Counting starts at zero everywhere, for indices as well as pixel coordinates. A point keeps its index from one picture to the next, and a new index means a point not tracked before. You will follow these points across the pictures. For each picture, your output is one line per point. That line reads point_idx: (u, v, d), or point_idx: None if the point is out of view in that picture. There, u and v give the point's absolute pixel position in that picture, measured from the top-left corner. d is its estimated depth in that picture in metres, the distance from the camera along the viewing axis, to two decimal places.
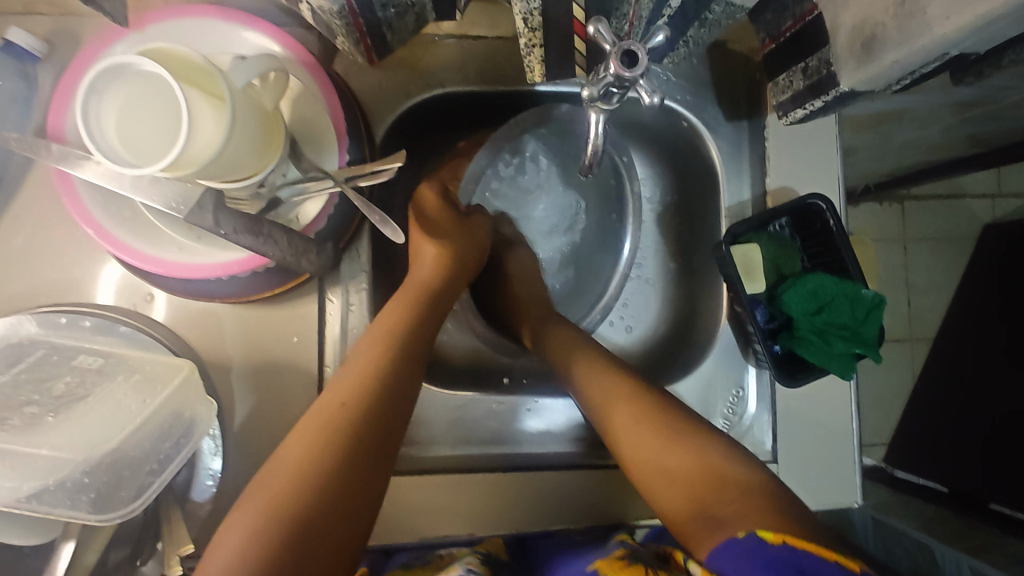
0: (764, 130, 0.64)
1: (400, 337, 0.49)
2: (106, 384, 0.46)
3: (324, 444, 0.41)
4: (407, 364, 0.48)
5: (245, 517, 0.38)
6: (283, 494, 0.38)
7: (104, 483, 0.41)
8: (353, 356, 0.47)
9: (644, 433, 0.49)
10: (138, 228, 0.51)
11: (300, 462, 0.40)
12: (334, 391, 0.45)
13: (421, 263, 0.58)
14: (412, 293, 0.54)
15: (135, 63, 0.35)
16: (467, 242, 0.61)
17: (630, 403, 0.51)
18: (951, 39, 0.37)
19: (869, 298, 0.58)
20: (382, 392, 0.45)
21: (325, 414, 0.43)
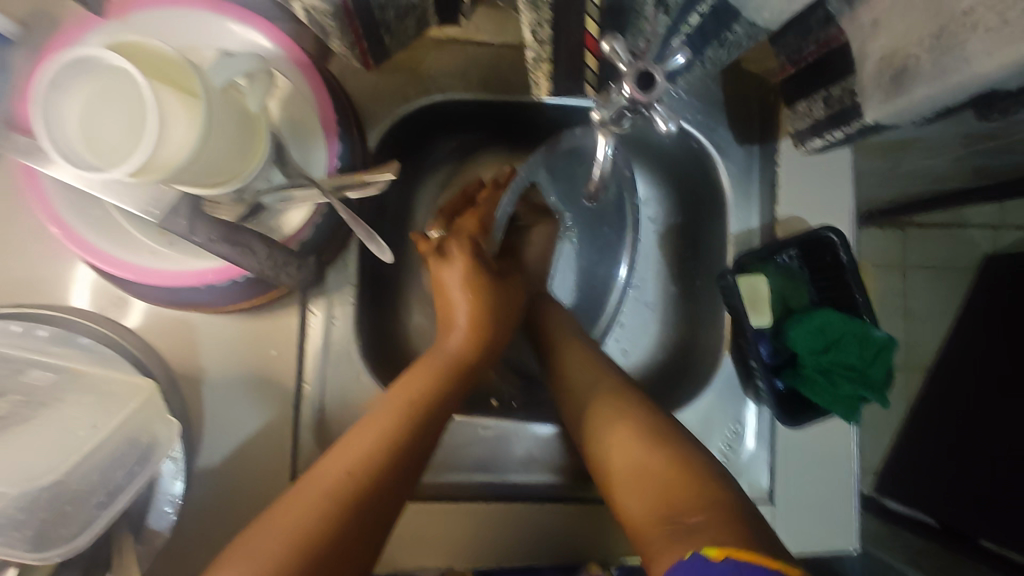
0: (776, 155, 0.62)
1: (422, 411, 0.46)
2: (57, 403, 0.42)
3: (321, 513, 0.39)
4: (426, 436, 0.46)
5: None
6: (268, 564, 0.36)
7: (43, 519, 0.37)
8: (370, 418, 0.45)
9: (639, 471, 0.47)
10: (110, 231, 0.48)
11: (293, 532, 0.38)
12: (344, 454, 0.43)
13: (454, 328, 0.54)
14: (440, 363, 0.51)
15: (102, 55, 0.32)
16: (506, 306, 0.57)
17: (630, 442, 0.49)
18: (993, 78, 0.35)
19: (880, 340, 0.55)
20: (392, 470, 0.43)
21: (329, 481, 0.41)
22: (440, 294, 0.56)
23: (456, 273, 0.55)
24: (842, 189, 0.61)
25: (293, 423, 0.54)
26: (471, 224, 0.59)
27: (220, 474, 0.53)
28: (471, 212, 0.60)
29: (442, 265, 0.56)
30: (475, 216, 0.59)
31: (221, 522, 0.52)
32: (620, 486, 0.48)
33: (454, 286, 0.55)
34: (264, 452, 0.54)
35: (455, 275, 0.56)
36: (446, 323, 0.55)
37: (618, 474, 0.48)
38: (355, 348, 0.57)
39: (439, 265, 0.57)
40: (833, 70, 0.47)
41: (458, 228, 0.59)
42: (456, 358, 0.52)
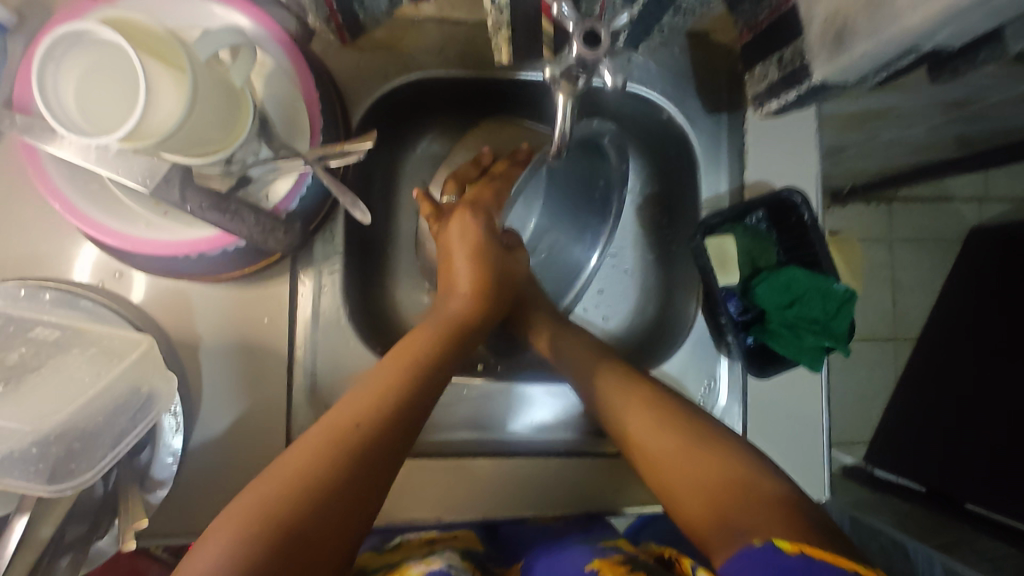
0: (743, 123, 0.64)
1: (423, 367, 0.49)
2: (60, 356, 0.46)
3: (330, 457, 0.41)
4: (428, 393, 0.48)
5: (239, 519, 0.38)
6: (278, 508, 0.38)
7: (58, 456, 0.41)
8: (373, 377, 0.48)
9: (687, 471, 0.47)
10: (108, 203, 0.50)
11: (304, 470, 0.40)
12: (348, 409, 0.45)
13: (453, 295, 0.56)
14: (439, 326, 0.54)
15: (92, 31, 0.35)
16: (507, 275, 0.59)
17: (670, 438, 0.49)
18: (920, 31, 0.37)
19: (840, 293, 0.58)
20: (397, 420, 0.45)
21: (338, 430, 0.43)
22: (447, 255, 0.60)
23: (465, 242, 0.58)
24: (809, 152, 0.63)
25: (286, 387, 0.57)
26: (486, 197, 0.61)
27: (218, 436, 0.56)
28: (483, 184, 0.63)
29: (453, 229, 0.60)
30: (489, 187, 0.62)
31: (221, 483, 0.55)
32: (664, 475, 0.48)
33: (461, 260, 0.58)
34: (260, 415, 0.57)
35: (462, 246, 0.59)
36: (449, 287, 0.58)
37: (665, 464, 0.48)
38: (344, 316, 0.60)
39: (450, 227, 0.60)
40: (785, 33, 0.49)
41: (471, 198, 0.62)
42: (454, 322, 0.54)
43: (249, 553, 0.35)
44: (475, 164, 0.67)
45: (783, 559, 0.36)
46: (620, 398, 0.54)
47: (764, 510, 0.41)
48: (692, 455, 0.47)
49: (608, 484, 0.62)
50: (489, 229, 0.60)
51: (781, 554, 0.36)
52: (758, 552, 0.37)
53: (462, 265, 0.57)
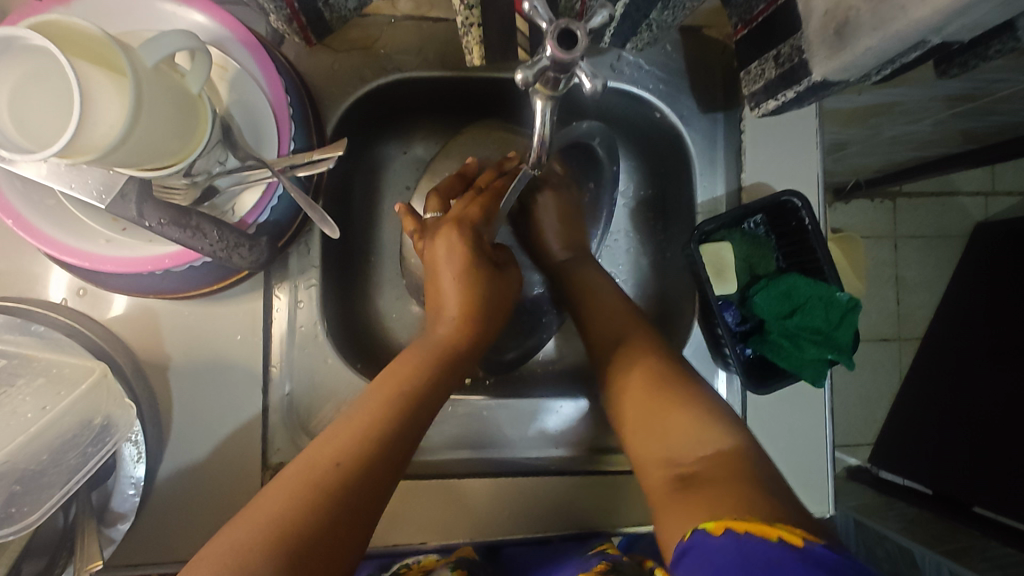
0: (740, 122, 0.61)
1: (410, 398, 0.45)
2: (7, 387, 0.43)
3: (307, 500, 0.38)
4: (414, 428, 0.45)
5: (209, 570, 0.35)
6: (254, 555, 0.35)
7: (2, 496, 0.40)
8: (354, 409, 0.44)
9: (657, 439, 0.49)
10: (64, 219, 0.47)
11: (280, 516, 0.37)
12: (329, 447, 0.42)
13: (440, 320, 0.52)
14: (427, 354, 0.50)
15: (21, 37, 0.32)
16: (499, 297, 0.55)
17: (661, 414, 0.50)
18: (929, 24, 0.34)
19: (844, 302, 0.55)
20: (381, 458, 0.42)
21: (316, 471, 0.40)
22: (433, 275, 0.54)
23: (451, 262, 0.53)
24: (809, 154, 0.60)
25: (262, 408, 0.54)
26: (473, 213, 0.56)
27: (190, 461, 0.53)
28: (472, 198, 0.57)
29: (438, 248, 0.54)
30: (476, 204, 0.56)
31: (194, 510, 0.52)
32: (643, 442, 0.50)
33: (447, 278, 0.52)
34: (234, 439, 0.54)
35: (449, 267, 0.53)
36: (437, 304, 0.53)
37: (653, 439, 0.49)
38: (322, 331, 0.57)
39: (437, 245, 0.54)
40: (782, 27, 0.46)
41: (458, 214, 0.55)
42: (443, 348, 0.50)
43: None
44: (461, 177, 0.62)
45: (716, 541, 0.36)
46: (617, 363, 0.56)
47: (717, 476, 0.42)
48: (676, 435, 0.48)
49: (605, 501, 0.59)
50: (476, 243, 0.54)
51: (711, 539, 0.36)
52: (691, 543, 0.37)
53: (452, 285, 0.52)
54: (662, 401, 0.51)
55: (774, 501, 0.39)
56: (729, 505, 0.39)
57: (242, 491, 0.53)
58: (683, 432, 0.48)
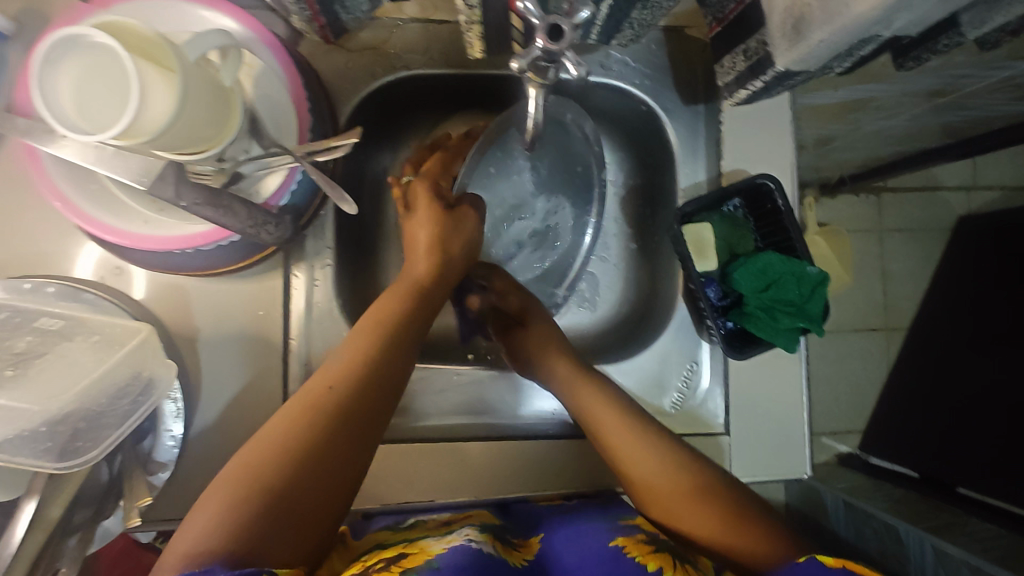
0: (718, 114, 0.66)
1: (389, 329, 0.50)
2: (64, 344, 0.47)
3: (308, 423, 0.43)
4: (398, 357, 0.49)
5: (226, 487, 0.40)
6: (260, 472, 0.40)
7: (61, 436, 0.44)
8: (343, 344, 0.49)
9: (688, 507, 0.49)
10: (105, 201, 0.52)
11: (282, 438, 0.42)
12: (322, 376, 0.46)
13: (416, 258, 0.57)
14: (404, 288, 0.54)
15: (86, 34, 0.37)
16: (467, 237, 0.59)
17: (684, 495, 0.50)
18: (869, 18, 0.40)
19: (815, 275, 0.61)
20: (369, 384, 0.46)
21: (312, 397, 0.44)
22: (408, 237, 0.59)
23: (419, 210, 0.59)
24: (783, 140, 0.65)
25: (282, 377, 0.59)
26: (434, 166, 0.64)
27: (215, 425, 0.58)
28: (440, 159, 0.65)
29: (407, 201, 0.61)
30: (435, 160, 0.65)
31: (221, 470, 0.57)
32: (659, 497, 0.51)
33: (421, 225, 0.58)
34: (257, 407, 0.58)
35: (421, 215, 0.59)
36: (409, 250, 0.58)
37: (658, 489, 0.51)
38: (336, 307, 0.62)
39: (405, 197, 0.61)
40: (748, 25, 0.52)
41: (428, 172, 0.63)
42: (421, 285, 0.55)
43: (239, 515, 0.38)
44: (431, 147, 0.68)
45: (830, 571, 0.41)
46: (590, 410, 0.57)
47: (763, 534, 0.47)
48: (695, 495, 0.50)
49: (598, 462, 0.65)
50: (440, 193, 0.60)
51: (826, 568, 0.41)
52: (805, 567, 0.42)
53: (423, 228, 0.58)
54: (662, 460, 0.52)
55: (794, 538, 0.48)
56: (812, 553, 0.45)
57: None
58: (686, 483, 0.50)
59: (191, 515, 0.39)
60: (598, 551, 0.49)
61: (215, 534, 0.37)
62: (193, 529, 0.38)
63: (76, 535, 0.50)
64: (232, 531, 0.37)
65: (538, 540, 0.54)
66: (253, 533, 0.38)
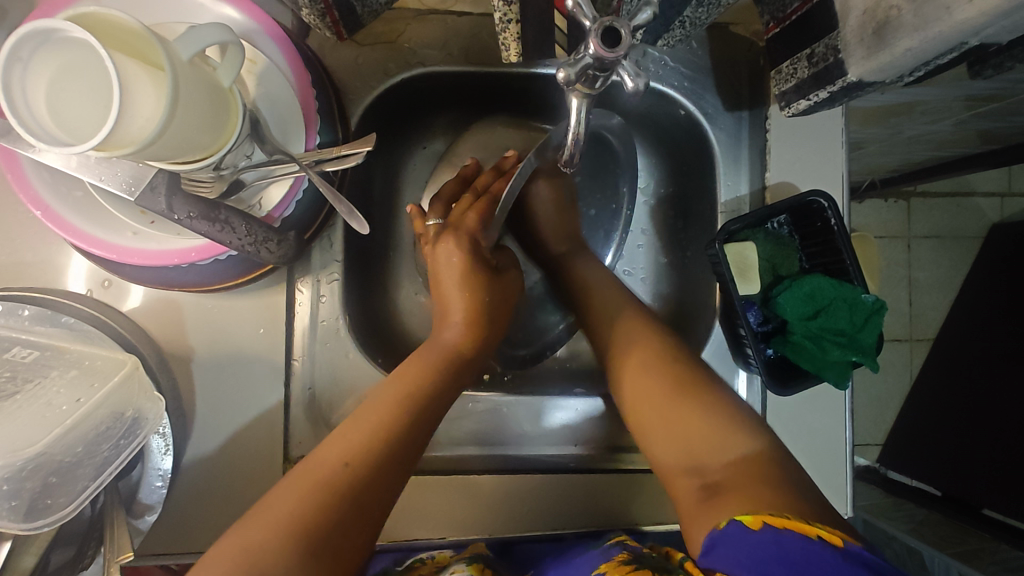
0: (765, 121, 0.60)
1: (417, 398, 0.47)
2: (41, 379, 0.45)
3: (317, 498, 0.39)
4: (420, 428, 0.46)
5: (224, 566, 0.36)
6: (262, 552, 0.36)
7: (32, 491, 0.40)
8: (367, 406, 0.46)
9: (673, 425, 0.49)
10: (89, 210, 0.47)
11: (286, 516, 0.38)
12: (338, 444, 0.43)
13: (447, 321, 0.55)
14: (434, 355, 0.52)
15: (61, 28, 0.32)
16: (502, 297, 0.57)
17: (680, 406, 0.49)
18: (973, 26, 0.34)
19: (869, 304, 0.55)
20: (390, 457, 0.43)
21: (328, 469, 0.41)
22: (437, 285, 0.56)
23: (452, 270, 0.55)
24: (834, 152, 0.59)
25: (284, 402, 0.54)
26: (470, 220, 0.57)
27: (212, 453, 0.53)
28: (470, 204, 0.59)
29: (442, 255, 0.56)
30: (474, 208, 0.58)
31: (216, 501, 0.53)
32: (646, 422, 0.51)
33: (451, 285, 0.55)
34: (255, 434, 0.54)
35: (450, 274, 0.55)
36: (441, 310, 0.55)
37: (652, 419, 0.51)
38: (343, 325, 0.57)
39: (439, 253, 0.56)
40: (815, 28, 0.46)
41: (455, 221, 0.58)
42: (449, 348, 0.53)
43: None
44: (459, 179, 0.63)
45: (755, 536, 0.37)
46: (621, 335, 0.57)
47: (739, 475, 0.43)
48: (676, 419, 0.49)
49: (623, 499, 0.60)
50: (474, 253, 0.56)
51: (748, 533, 0.37)
52: (727, 532, 0.39)
53: (456, 285, 0.55)
54: (661, 383, 0.51)
55: (793, 498, 0.40)
56: (764, 500, 0.40)
57: (262, 483, 0.53)
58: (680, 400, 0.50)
59: None
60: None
61: None
62: None
63: None
64: None
65: None
66: None
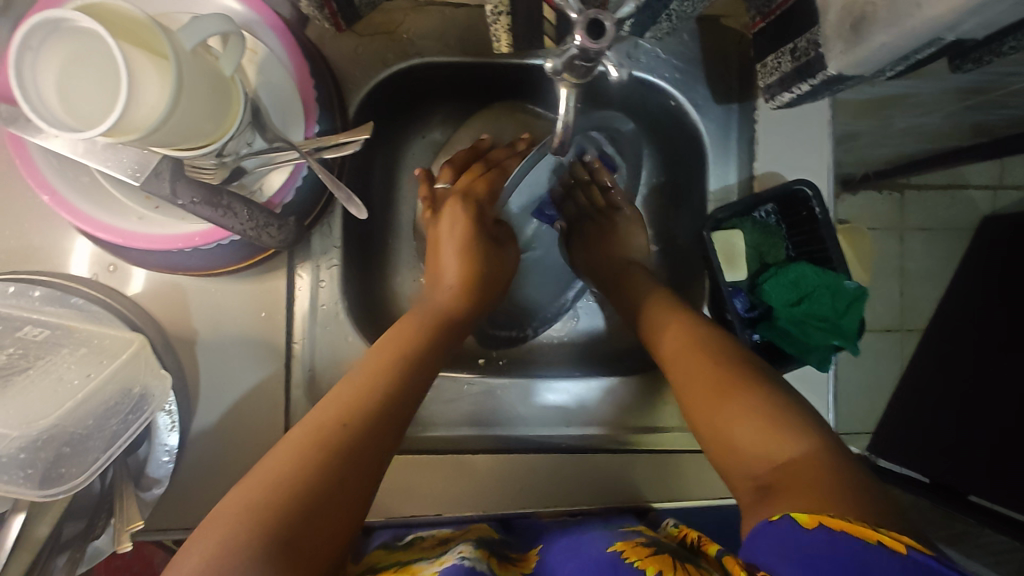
0: (754, 112, 0.61)
1: (410, 359, 0.48)
2: (50, 356, 0.47)
3: (314, 453, 0.40)
4: (409, 386, 0.47)
5: (226, 521, 0.37)
6: (266, 505, 0.38)
7: (45, 460, 0.42)
8: (359, 368, 0.47)
9: (741, 423, 0.43)
10: (95, 195, 0.49)
11: (286, 471, 0.39)
12: (333, 405, 0.44)
13: (439, 288, 0.56)
14: (425, 316, 0.53)
15: (68, 18, 0.33)
16: (496, 269, 0.59)
17: (733, 405, 0.44)
18: (944, 23, 0.36)
19: (851, 290, 0.57)
20: (384, 413, 0.45)
21: (325, 426, 0.42)
22: (435, 245, 0.59)
23: (453, 239, 0.57)
24: (820, 143, 0.61)
25: (285, 383, 0.56)
26: (480, 188, 0.59)
27: (216, 431, 0.55)
28: (479, 174, 0.60)
29: (443, 223, 0.58)
30: (483, 180, 0.60)
31: (218, 479, 0.54)
32: (702, 415, 0.46)
33: (450, 253, 0.57)
34: (256, 413, 0.56)
35: (450, 237, 0.58)
36: (434, 276, 0.58)
37: (712, 398, 0.45)
38: (342, 309, 0.59)
39: (442, 221, 0.58)
40: (799, 22, 0.48)
41: (466, 188, 0.59)
42: (442, 312, 0.54)
43: (237, 550, 0.35)
44: (471, 151, 0.64)
45: (807, 534, 0.34)
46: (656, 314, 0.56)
47: (815, 483, 0.37)
48: (738, 406, 0.44)
49: (608, 476, 0.61)
50: (478, 223, 0.58)
51: (801, 530, 0.34)
52: (778, 526, 0.36)
53: (451, 256, 0.57)
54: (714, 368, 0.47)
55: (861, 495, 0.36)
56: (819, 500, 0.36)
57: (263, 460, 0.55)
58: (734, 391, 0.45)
59: (188, 547, 0.37)
60: (595, 559, 0.44)
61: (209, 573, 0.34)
62: (188, 564, 0.35)
63: (65, 554, 0.46)
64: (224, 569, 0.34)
65: (537, 553, 0.51)
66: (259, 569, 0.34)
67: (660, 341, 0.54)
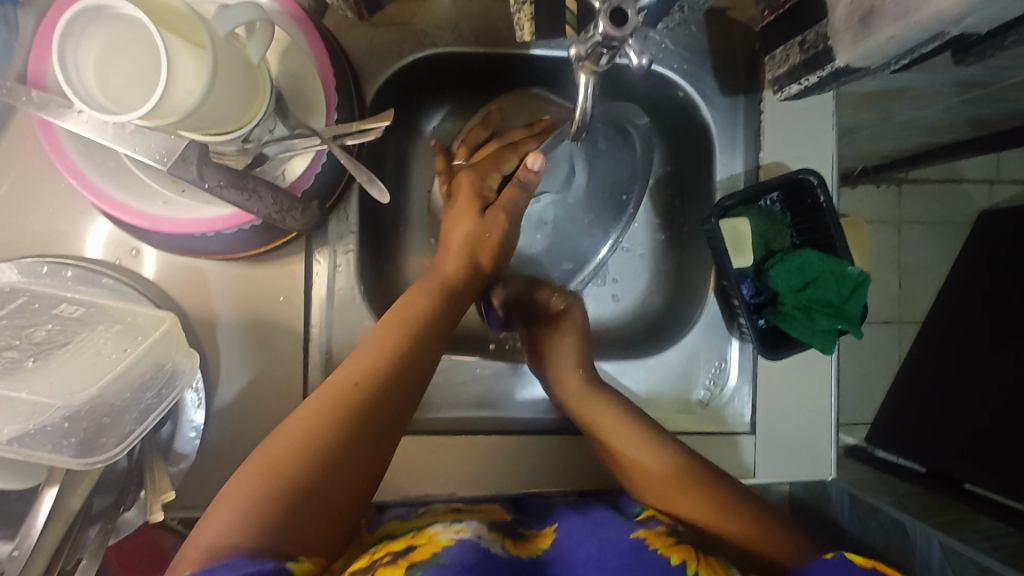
0: (760, 103, 0.63)
1: (421, 326, 0.50)
2: (87, 332, 0.48)
3: (333, 418, 0.43)
4: (422, 356, 0.49)
5: (251, 478, 0.40)
6: (289, 464, 0.41)
7: (84, 431, 0.43)
8: (373, 333, 0.49)
9: (704, 498, 0.52)
10: (122, 179, 0.50)
11: (307, 433, 0.42)
12: (350, 368, 0.46)
13: (447, 250, 0.56)
14: (434, 280, 0.54)
15: (112, 6, 0.35)
16: (505, 237, 0.58)
17: (694, 487, 0.53)
18: (950, 15, 0.37)
19: (855, 276, 0.59)
20: (397, 379, 0.46)
21: (343, 390, 0.44)
22: (447, 217, 0.59)
23: (464, 210, 0.57)
24: (824, 134, 0.62)
25: (303, 366, 0.57)
26: (487, 162, 0.61)
27: (237, 414, 0.56)
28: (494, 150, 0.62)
29: (456, 196, 0.59)
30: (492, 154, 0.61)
31: (239, 457, 0.56)
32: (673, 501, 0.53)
33: (461, 222, 0.57)
34: (275, 395, 0.57)
35: (463, 208, 0.57)
36: (444, 245, 0.57)
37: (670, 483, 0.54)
38: (358, 294, 0.60)
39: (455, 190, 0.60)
40: (809, 15, 0.50)
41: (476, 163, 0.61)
42: (450, 279, 0.55)
43: (261, 509, 0.39)
44: (483, 124, 0.64)
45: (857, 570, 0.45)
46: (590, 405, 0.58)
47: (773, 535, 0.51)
48: (696, 485, 0.53)
49: None
50: (482, 192, 0.58)
51: (853, 566, 0.45)
52: (830, 564, 0.46)
53: (463, 225, 0.56)
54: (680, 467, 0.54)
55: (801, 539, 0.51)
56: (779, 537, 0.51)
57: None
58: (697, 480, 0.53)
59: (219, 500, 0.40)
60: (618, 542, 0.48)
61: (236, 529, 0.38)
62: (220, 518, 0.39)
63: (96, 526, 0.48)
64: (252, 526, 0.38)
65: (551, 531, 0.52)
66: (281, 529, 0.39)
67: (597, 425, 0.58)
